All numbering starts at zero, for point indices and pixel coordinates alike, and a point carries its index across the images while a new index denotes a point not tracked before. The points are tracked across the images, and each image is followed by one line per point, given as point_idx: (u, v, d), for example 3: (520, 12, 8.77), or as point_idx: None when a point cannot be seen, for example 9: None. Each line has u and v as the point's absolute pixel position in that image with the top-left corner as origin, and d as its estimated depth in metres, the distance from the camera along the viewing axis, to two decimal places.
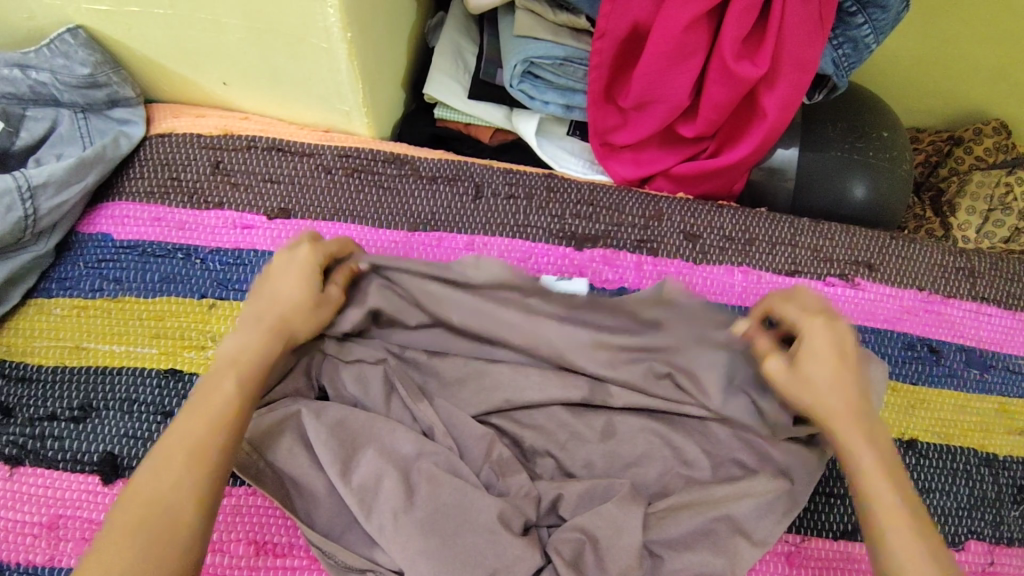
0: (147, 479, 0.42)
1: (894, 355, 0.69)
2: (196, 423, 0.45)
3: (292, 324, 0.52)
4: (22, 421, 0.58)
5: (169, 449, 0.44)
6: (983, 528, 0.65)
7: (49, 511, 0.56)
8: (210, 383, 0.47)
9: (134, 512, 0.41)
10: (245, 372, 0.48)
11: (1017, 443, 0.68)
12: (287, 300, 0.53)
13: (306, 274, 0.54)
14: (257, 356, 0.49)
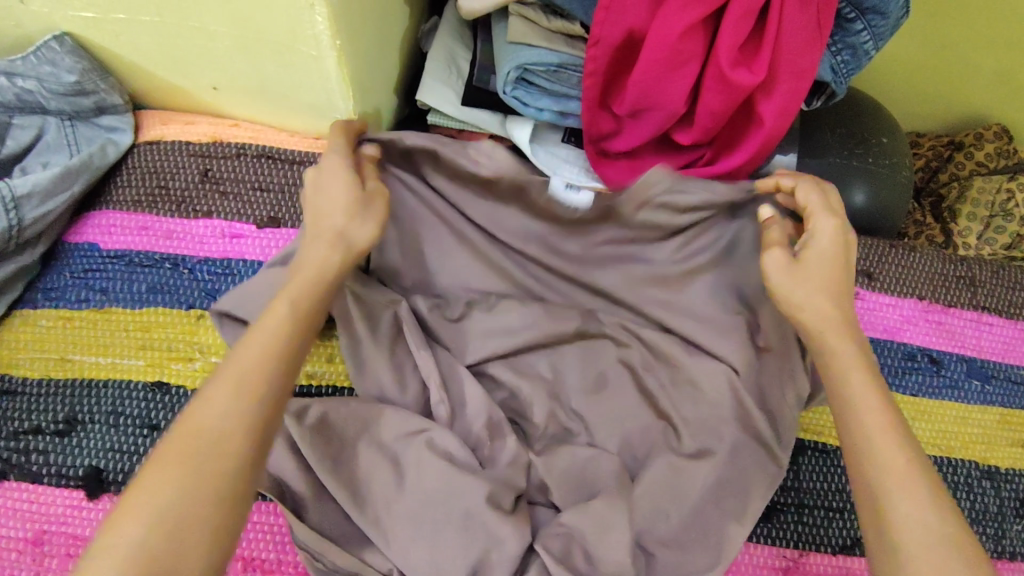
0: (180, 443, 0.39)
1: (895, 366, 0.68)
2: (249, 365, 0.43)
3: (330, 270, 0.50)
4: (6, 435, 0.57)
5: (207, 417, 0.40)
6: (984, 543, 0.63)
7: (33, 526, 0.55)
8: (264, 315, 0.46)
9: (180, 445, 0.39)
10: (298, 301, 0.48)
11: (1019, 455, 0.67)
12: (332, 245, 0.51)
13: (354, 195, 0.53)
14: (307, 304, 0.48)
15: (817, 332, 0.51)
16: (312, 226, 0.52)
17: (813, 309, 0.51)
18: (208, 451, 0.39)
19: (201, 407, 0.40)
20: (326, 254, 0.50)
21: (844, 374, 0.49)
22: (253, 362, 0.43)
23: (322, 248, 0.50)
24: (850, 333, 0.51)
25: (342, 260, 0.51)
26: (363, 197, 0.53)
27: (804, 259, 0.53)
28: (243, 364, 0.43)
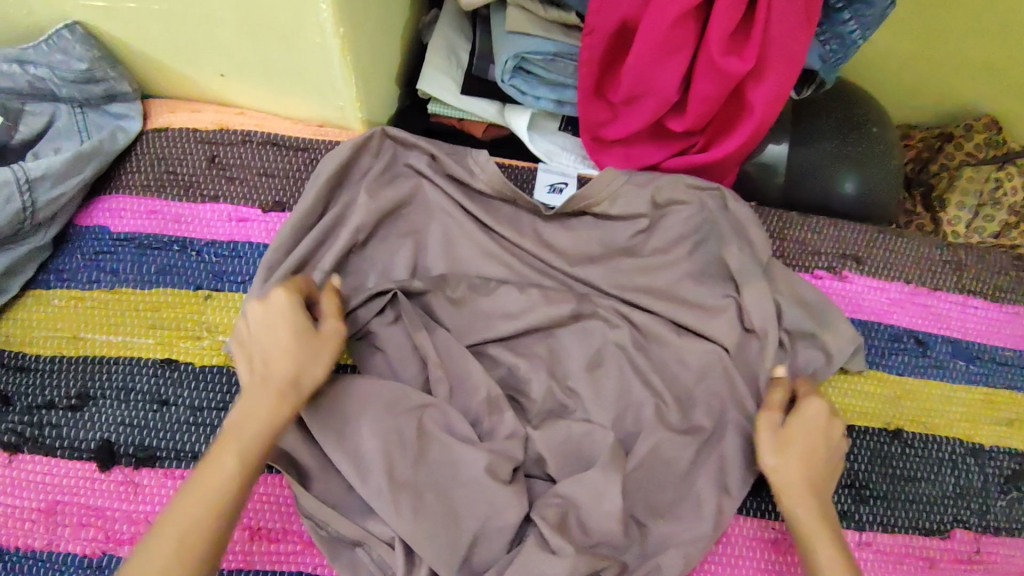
0: (180, 510, 0.46)
1: (882, 347, 0.70)
2: (247, 433, 0.49)
3: (280, 422, 0.51)
4: (21, 410, 0.59)
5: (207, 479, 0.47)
6: (969, 517, 0.65)
7: (47, 497, 0.57)
8: (208, 465, 0.48)
9: (177, 514, 0.46)
10: (245, 453, 0.49)
11: (1003, 433, 0.69)
12: (279, 395, 0.51)
13: (300, 344, 0.53)
14: (253, 447, 0.49)
15: (783, 494, 0.56)
16: (256, 373, 0.52)
17: (788, 474, 0.55)
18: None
19: (138, 565, 0.44)
20: (271, 400, 0.51)
21: (802, 506, 0.55)
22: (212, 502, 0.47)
23: (262, 400, 0.50)
24: (815, 490, 0.55)
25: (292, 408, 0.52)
26: (305, 361, 0.53)
27: (791, 426, 0.57)
28: (182, 523, 0.46)
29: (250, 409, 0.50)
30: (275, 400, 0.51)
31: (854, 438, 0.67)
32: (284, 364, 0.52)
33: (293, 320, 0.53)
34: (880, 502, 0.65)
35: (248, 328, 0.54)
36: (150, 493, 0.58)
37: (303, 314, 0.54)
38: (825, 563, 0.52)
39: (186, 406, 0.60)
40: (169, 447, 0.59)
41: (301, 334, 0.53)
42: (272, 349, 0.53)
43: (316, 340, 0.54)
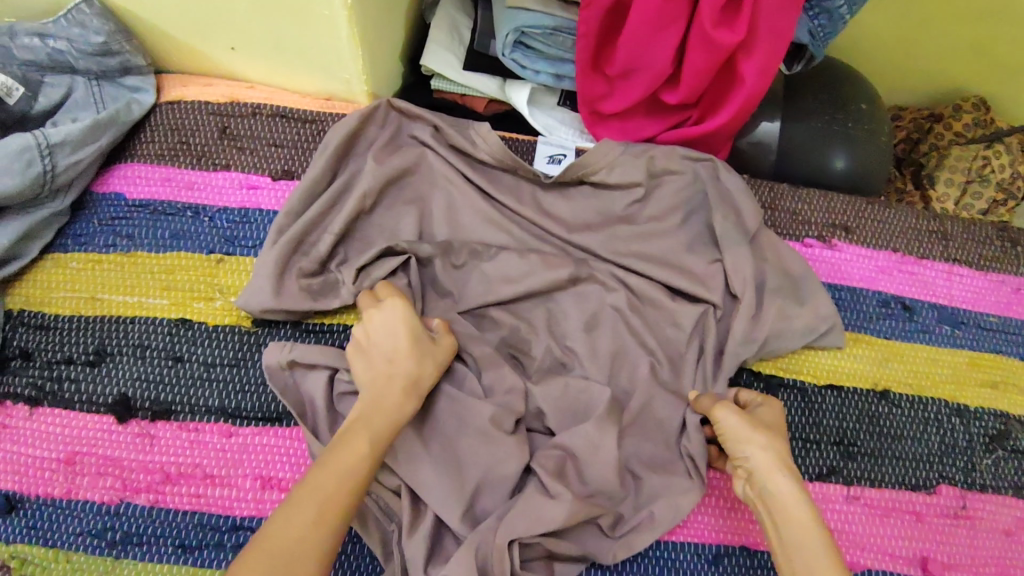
0: (331, 472, 0.49)
1: (869, 312, 0.73)
2: (381, 418, 0.53)
3: (401, 416, 0.55)
4: (41, 365, 0.62)
5: (347, 455, 0.50)
6: (954, 474, 0.68)
7: (66, 448, 0.60)
8: (342, 451, 0.50)
9: (324, 478, 0.49)
10: (379, 436, 0.53)
11: (987, 394, 0.71)
12: (406, 392, 0.56)
13: (420, 349, 0.58)
14: (383, 436, 0.53)
15: (755, 472, 0.57)
16: (383, 366, 0.57)
17: (750, 451, 0.57)
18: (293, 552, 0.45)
19: (284, 521, 0.46)
20: (399, 393, 0.55)
21: (766, 479, 0.56)
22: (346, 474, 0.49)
23: (387, 394, 0.55)
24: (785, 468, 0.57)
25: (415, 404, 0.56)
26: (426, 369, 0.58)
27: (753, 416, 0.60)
28: (313, 502, 0.47)
29: (383, 397, 0.55)
30: (402, 392, 0.55)
31: (842, 398, 0.69)
32: (406, 358, 0.57)
33: (410, 323, 0.59)
34: (868, 459, 0.67)
35: (369, 322, 0.59)
36: (165, 444, 0.60)
37: (419, 322, 0.60)
38: (792, 531, 0.52)
39: (200, 363, 0.63)
40: (184, 402, 0.61)
41: (423, 342, 0.58)
42: (394, 343, 0.58)
43: (434, 347, 0.59)
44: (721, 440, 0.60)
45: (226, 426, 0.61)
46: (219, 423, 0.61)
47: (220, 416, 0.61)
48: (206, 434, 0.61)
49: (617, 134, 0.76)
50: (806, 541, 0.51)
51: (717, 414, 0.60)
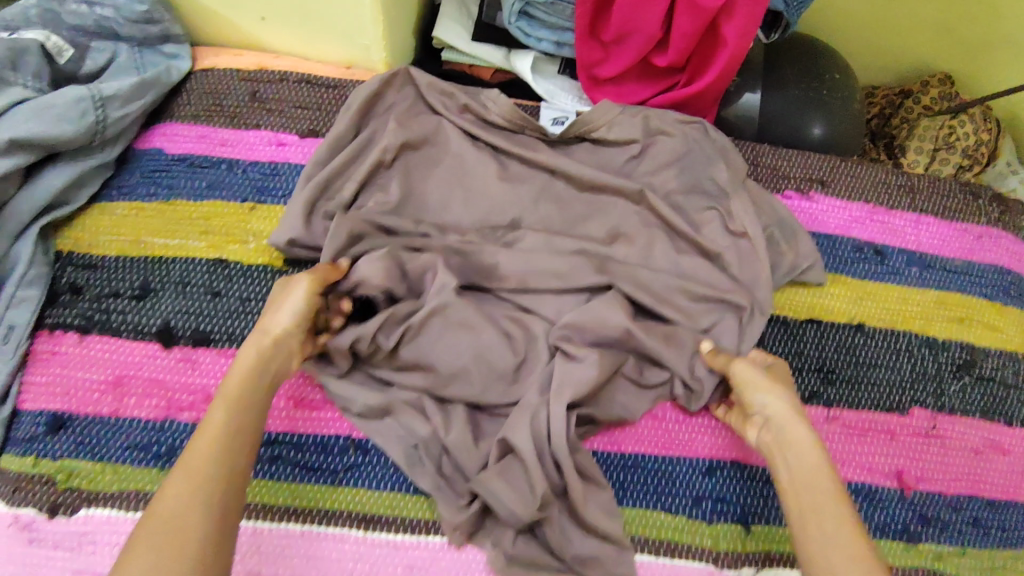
0: (191, 469, 0.50)
1: (845, 255, 0.79)
2: (233, 411, 0.54)
3: (253, 395, 0.56)
4: (90, 298, 0.67)
5: (202, 452, 0.51)
6: (925, 398, 0.74)
7: (115, 371, 0.65)
8: (198, 448, 0.51)
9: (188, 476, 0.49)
10: (234, 427, 0.54)
11: (954, 329, 0.78)
12: (260, 345, 0.59)
13: (300, 301, 0.62)
14: (241, 389, 0.56)
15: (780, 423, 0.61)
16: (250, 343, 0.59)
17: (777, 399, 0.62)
18: (176, 512, 0.47)
19: (148, 525, 0.47)
20: (254, 350, 0.59)
21: (785, 421, 0.61)
22: (214, 432, 0.52)
23: (256, 350, 0.59)
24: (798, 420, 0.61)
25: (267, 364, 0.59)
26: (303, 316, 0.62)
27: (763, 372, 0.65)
28: (173, 501, 0.48)
29: (242, 372, 0.57)
30: (267, 347, 0.59)
31: (822, 331, 0.75)
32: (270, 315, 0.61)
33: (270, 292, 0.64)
34: (846, 384, 0.73)
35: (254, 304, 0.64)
36: (206, 367, 0.66)
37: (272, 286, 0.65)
38: (796, 470, 0.57)
39: (236, 297, 0.69)
40: (222, 331, 0.67)
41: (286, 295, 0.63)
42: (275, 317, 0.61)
43: (311, 291, 0.63)
44: (734, 389, 0.66)
45: None
46: None
47: None
48: None
49: (614, 98, 0.82)
50: (815, 476, 0.56)
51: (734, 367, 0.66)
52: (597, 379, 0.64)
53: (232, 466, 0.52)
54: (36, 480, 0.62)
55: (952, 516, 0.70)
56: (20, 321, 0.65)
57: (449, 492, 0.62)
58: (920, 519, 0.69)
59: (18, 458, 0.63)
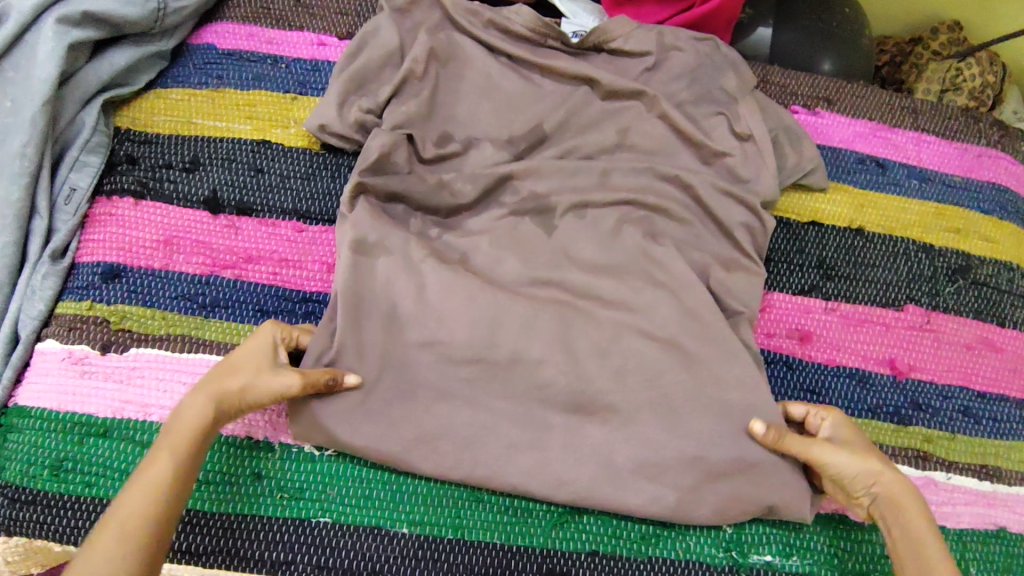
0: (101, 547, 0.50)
1: (849, 167, 0.83)
2: (154, 482, 0.54)
3: (183, 462, 0.55)
4: (145, 168, 0.74)
5: (115, 523, 0.51)
6: (920, 297, 0.78)
7: (165, 232, 0.71)
8: (113, 523, 0.51)
9: (98, 553, 0.50)
10: (155, 495, 0.53)
11: (951, 238, 0.81)
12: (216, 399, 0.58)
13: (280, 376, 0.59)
14: (189, 449, 0.56)
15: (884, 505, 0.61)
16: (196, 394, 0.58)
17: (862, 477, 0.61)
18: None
19: None
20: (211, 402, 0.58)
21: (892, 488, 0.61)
22: (140, 501, 0.52)
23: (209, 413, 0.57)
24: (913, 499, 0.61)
25: (216, 420, 0.58)
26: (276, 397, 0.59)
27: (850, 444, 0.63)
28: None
29: (182, 427, 0.56)
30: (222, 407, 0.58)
31: (823, 232, 0.79)
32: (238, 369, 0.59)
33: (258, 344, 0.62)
34: (844, 280, 0.77)
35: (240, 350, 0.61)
36: (248, 233, 0.72)
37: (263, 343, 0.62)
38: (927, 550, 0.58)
39: (276, 175, 0.74)
40: (263, 203, 0.73)
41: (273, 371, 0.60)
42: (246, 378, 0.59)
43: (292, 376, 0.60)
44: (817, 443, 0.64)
45: (299, 224, 0.73)
46: (293, 221, 0.73)
47: (294, 216, 0.73)
48: (283, 229, 0.72)
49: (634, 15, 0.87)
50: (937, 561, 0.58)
51: (820, 455, 0.61)
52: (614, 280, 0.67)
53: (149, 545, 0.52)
54: (90, 321, 0.68)
55: (942, 403, 0.74)
56: (81, 183, 0.72)
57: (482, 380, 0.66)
58: (912, 404, 0.73)
59: (74, 303, 0.68)
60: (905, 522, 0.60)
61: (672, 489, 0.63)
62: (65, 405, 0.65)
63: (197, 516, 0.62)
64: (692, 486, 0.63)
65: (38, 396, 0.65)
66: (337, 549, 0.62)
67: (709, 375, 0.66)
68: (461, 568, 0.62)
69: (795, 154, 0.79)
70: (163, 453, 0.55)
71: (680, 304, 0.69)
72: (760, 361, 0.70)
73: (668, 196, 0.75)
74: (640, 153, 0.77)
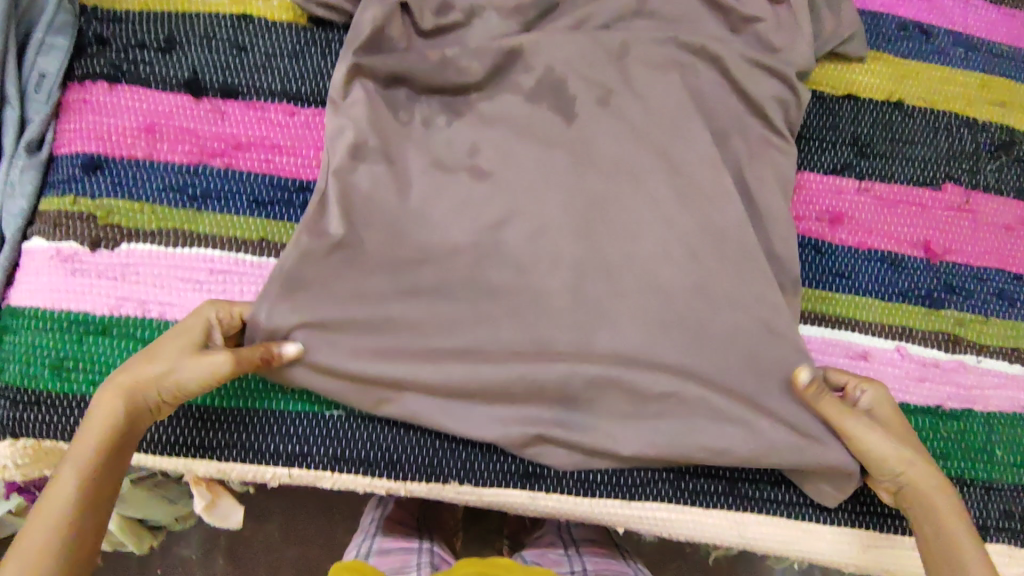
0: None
1: (890, 34, 0.75)
2: (62, 499, 0.48)
3: (98, 471, 0.50)
4: (117, 49, 0.67)
5: (27, 551, 0.46)
6: (960, 175, 0.73)
7: (146, 119, 0.66)
8: (20, 549, 0.46)
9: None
10: (68, 511, 0.48)
11: (996, 111, 0.75)
12: (128, 397, 0.53)
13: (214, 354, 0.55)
14: (95, 460, 0.50)
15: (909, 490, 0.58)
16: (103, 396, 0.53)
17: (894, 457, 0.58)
18: None
19: None
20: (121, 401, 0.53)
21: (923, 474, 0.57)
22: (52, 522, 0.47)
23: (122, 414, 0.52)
24: (939, 486, 0.57)
25: (129, 418, 0.53)
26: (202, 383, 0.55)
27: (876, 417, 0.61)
28: None
29: (88, 436, 0.51)
30: (134, 405, 0.53)
31: (859, 107, 0.73)
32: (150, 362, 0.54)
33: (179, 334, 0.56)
34: (880, 159, 0.72)
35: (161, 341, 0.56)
36: (236, 118, 0.66)
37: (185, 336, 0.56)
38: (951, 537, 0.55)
39: (261, 54, 0.68)
40: (249, 85, 0.67)
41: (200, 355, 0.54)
42: (157, 373, 0.54)
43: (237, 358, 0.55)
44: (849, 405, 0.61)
45: (289, 107, 0.67)
46: (283, 104, 0.67)
47: (284, 99, 0.67)
48: (272, 113, 0.67)
49: None
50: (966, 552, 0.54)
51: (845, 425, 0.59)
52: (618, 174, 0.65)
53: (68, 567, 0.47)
54: (75, 217, 0.63)
55: (976, 286, 0.70)
56: (50, 68, 0.66)
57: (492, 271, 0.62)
58: (945, 287, 0.70)
59: (56, 199, 0.64)
60: (933, 513, 0.56)
61: (696, 376, 0.62)
62: (60, 303, 0.61)
63: (209, 412, 0.61)
64: (711, 377, 0.62)
65: (30, 296, 0.62)
66: (353, 441, 0.61)
67: (729, 265, 0.64)
68: (479, 456, 0.62)
69: (832, 20, 0.72)
70: (67, 468, 0.50)
71: (700, 190, 0.65)
72: (788, 246, 0.66)
73: (692, 70, 0.68)
74: (661, 21, 0.70)
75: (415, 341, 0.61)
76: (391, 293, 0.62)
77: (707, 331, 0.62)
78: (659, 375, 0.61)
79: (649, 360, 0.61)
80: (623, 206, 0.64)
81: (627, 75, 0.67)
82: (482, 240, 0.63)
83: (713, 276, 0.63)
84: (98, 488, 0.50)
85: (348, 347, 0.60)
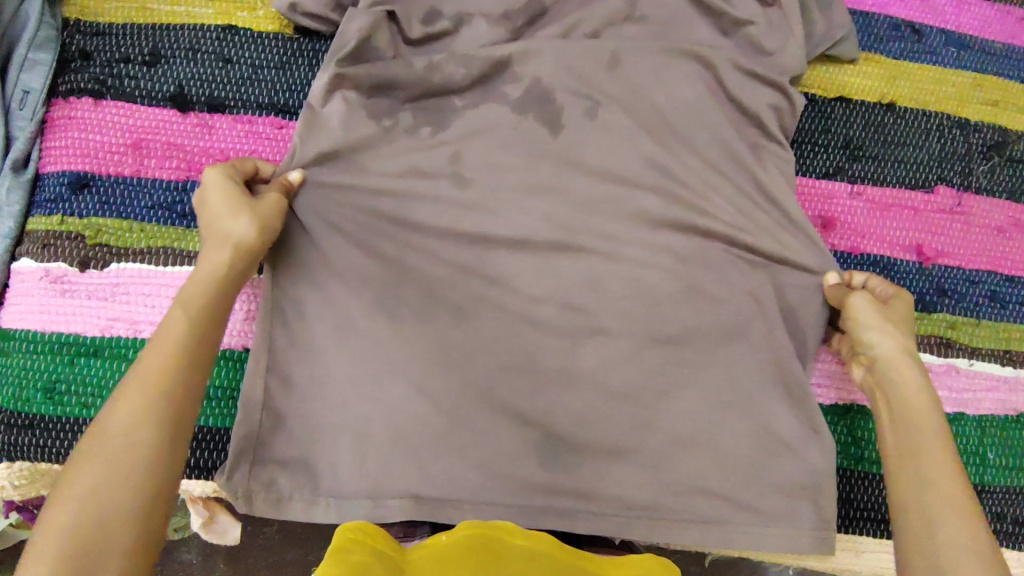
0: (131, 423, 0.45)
1: (882, 35, 0.75)
2: (155, 359, 0.47)
3: (187, 326, 0.49)
4: (101, 64, 0.66)
5: (126, 401, 0.45)
6: (952, 177, 0.73)
7: (132, 135, 0.65)
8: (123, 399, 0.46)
9: (99, 442, 0.44)
10: (166, 359, 0.48)
11: (989, 111, 0.75)
12: (192, 319, 0.50)
13: (265, 222, 0.56)
14: (201, 311, 0.50)
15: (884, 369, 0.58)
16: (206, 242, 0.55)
17: (886, 339, 0.59)
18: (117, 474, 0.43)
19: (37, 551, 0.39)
20: (183, 325, 0.49)
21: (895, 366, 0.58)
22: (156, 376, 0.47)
23: (222, 265, 0.53)
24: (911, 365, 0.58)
25: (225, 262, 0.53)
26: (258, 246, 0.55)
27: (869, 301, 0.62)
28: (109, 461, 0.43)
29: (195, 290, 0.51)
30: (232, 259, 0.54)
31: (851, 109, 0.72)
32: (218, 203, 0.56)
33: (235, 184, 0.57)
34: (872, 162, 0.72)
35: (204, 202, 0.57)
36: (224, 132, 0.66)
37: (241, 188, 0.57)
38: (938, 514, 0.49)
39: (247, 65, 0.67)
40: (236, 98, 0.66)
41: (253, 210, 0.56)
42: (238, 225, 0.55)
43: (274, 216, 0.57)
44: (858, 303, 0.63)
45: (277, 119, 0.66)
46: (270, 117, 0.66)
47: (271, 111, 0.67)
48: (260, 126, 0.66)
49: None
50: (950, 530, 0.48)
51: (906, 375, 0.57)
52: (609, 188, 0.65)
53: (174, 415, 0.46)
54: (64, 238, 0.63)
55: (969, 289, 0.71)
56: (34, 85, 0.65)
57: (484, 286, 0.63)
58: (937, 291, 0.70)
59: (44, 218, 0.63)
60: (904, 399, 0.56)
61: (687, 388, 0.62)
62: (50, 325, 0.61)
63: (216, 433, 0.62)
64: (704, 389, 0.62)
65: (21, 318, 0.61)
66: None
67: (721, 279, 0.64)
68: None
69: (826, 23, 0.71)
70: (179, 313, 0.50)
71: (691, 199, 0.65)
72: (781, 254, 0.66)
73: (684, 76, 0.67)
74: (652, 27, 0.69)
75: (408, 358, 0.61)
76: (383, 309, 0.61)
77: (699, 344, 0.63)
78: (650, 386, 0.62)
79: (640, 375, 0.62)
80: (613, 217, 0.64)
81: (617, 84, 0.67)
82: (474, 256, 0.63)
83: (701, 287, 0.64)
84: (196, 339, 0.49)
85: (342, 367, 0.60)
